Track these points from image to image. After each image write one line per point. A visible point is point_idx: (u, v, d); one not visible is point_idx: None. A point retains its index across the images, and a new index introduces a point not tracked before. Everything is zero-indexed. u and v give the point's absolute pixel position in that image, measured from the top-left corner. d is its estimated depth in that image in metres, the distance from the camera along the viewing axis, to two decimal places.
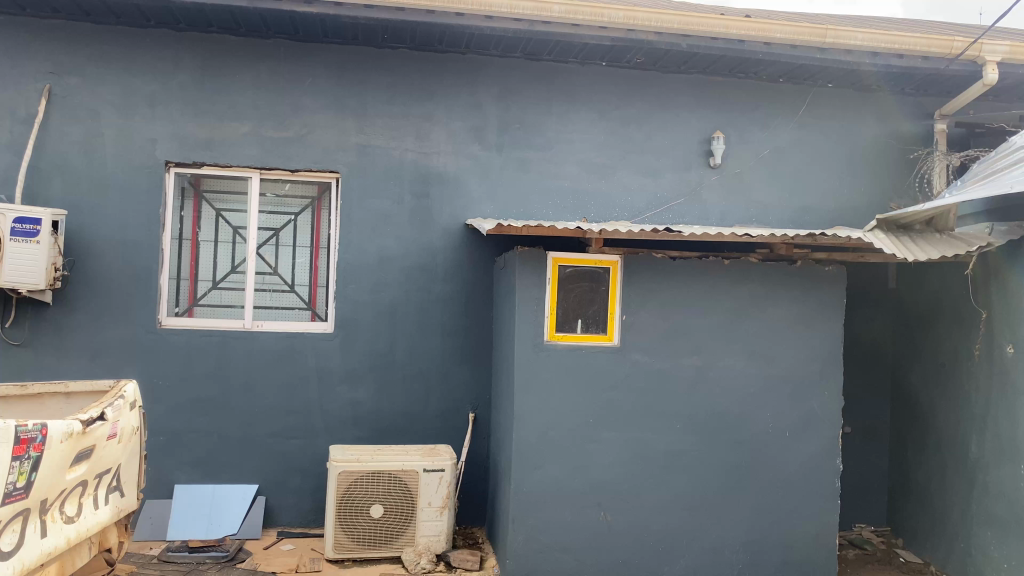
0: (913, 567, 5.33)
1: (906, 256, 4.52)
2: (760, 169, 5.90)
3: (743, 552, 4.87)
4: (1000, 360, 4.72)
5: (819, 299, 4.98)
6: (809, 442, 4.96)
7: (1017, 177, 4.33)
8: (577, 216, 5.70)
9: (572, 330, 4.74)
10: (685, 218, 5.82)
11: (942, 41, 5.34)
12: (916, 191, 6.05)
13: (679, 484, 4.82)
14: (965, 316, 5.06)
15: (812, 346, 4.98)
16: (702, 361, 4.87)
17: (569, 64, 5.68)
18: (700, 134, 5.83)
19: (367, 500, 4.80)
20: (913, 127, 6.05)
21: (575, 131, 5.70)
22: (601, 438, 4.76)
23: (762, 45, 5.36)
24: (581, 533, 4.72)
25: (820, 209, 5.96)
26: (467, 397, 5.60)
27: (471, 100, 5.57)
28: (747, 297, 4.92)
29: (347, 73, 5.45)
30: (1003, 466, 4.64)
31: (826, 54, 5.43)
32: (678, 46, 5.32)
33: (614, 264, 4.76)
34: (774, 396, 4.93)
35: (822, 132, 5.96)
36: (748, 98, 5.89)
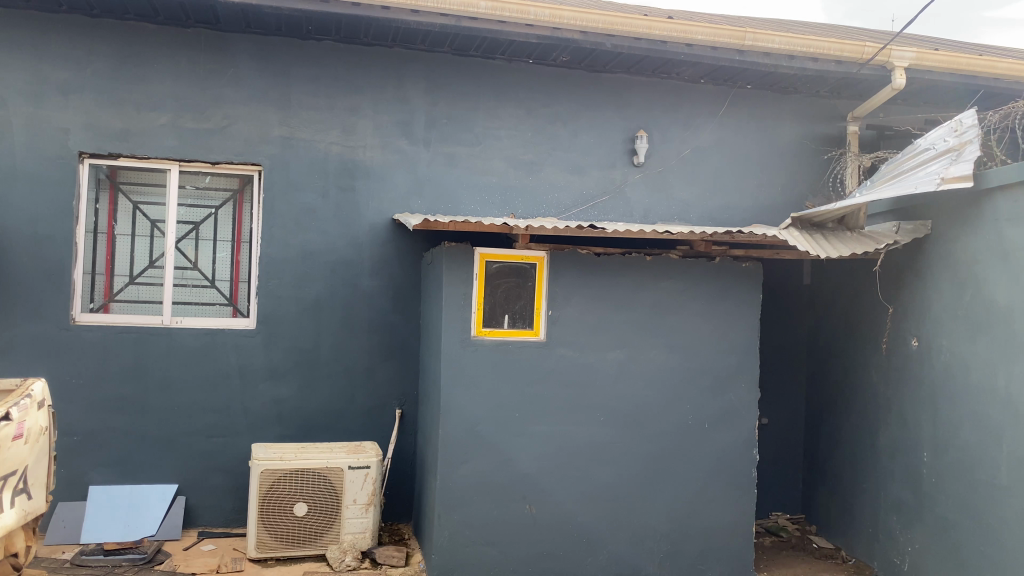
0: (825, 552, 5.54)
1: (819, 253, 4.66)
2: (682, 168, 6.03)
3: (663, 541, 4.98)
4: (905, 353, 4.91)
5: (738, 294, 5.13)
6: (727, 432, 5.10)
7: (922, 178, 4.50)
8: (504, 211, 5.73)
9: (498, 325, 4.77)
10: (610, 214, 5.92)
11: (854, 46, 5.55)
12: (830, 190, 6.27)
13: (603, 476, 4.90)
14: (873, 311, 5.28)
15: (731, 340, 5.12)
16: (626, 355, 4.96)
17: (496, 60, 5.69)
18: (624, 132, 5.93)
19: (291, 498, 4.74)
20: (828, 128, 6.27)
21: (501, 127, 5.72)
22: (527, 432, 4.80)
23: (683, 46, 5.48)
24: (506, 526, 4.76)
25: (740, 207, 6.13)
26: (394, 393, 5.58)
27: (397, 94, 5.54)
28: (670, 292, 5.03)
29: (271, 64, 5.36)
30: (907, 455, 4.85)
31: (744, 56, 5.58)
32: (602, 46, 5.39)
33: (540, 260, 4.81)
34: (694, 388, 5.06)
35: (741, 132, 6.13)
36: (671, 97, 6.01)
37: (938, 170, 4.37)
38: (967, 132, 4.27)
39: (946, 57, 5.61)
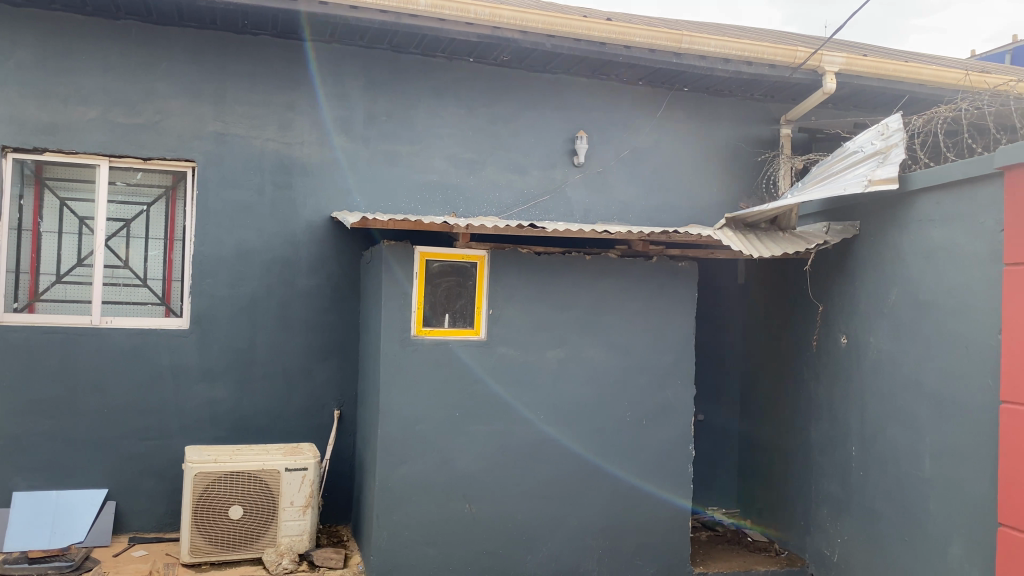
0: (759, 545, 5.67)
1: (752, 252, 4.76)
2: (621, 168, 6.10)
3: (603, 538, 5.03)
4: (834, 350, 5.05)
5: (675, 294, 5.21)
6: (664, 429, 5.17)
7: (850, 179, 4.64)
8: (445, 210, 5.71)
9: (438, 325, 4.75)
10: (551, 214, 5.95)
11: (786, 50, 5.68)
12: (764, 191, 6.42)
13: (543, 474, 4.92)
14: (805, 309, 5.42)
15: (668, 339, 5.20)
16: (565, 354, 4.99)
17: (436, 58, 5.67)
18: (564, 132, 5.97)
19: (225, 501, 4.65)
20: (762, 131, 6.40)
21: (442, 126, 5.70)
22: (467, 431, 4.79)
23: (622, 48, 5.54)
24: (445, 526, 4.75)
25: (678, 207, 6.23)
26: (332, 394, 5.53)
27: (336, 91, 5.48)
28: (608, 291, 5.08)
29: (205, 58, 5.24)
30: (836, 449, 4.99)
31: (681, 59, 5.67)
32: (542, 46, 5.41)
33: (481, 259, 4.81)
34: (632, 386, 5.12)
35: (679, 133, 6.23)
36: (610, 98, 6.07)
37: (866, 173, 4.50)
38: (893, 135, 4.41)
39: (873, 62, 5.80)
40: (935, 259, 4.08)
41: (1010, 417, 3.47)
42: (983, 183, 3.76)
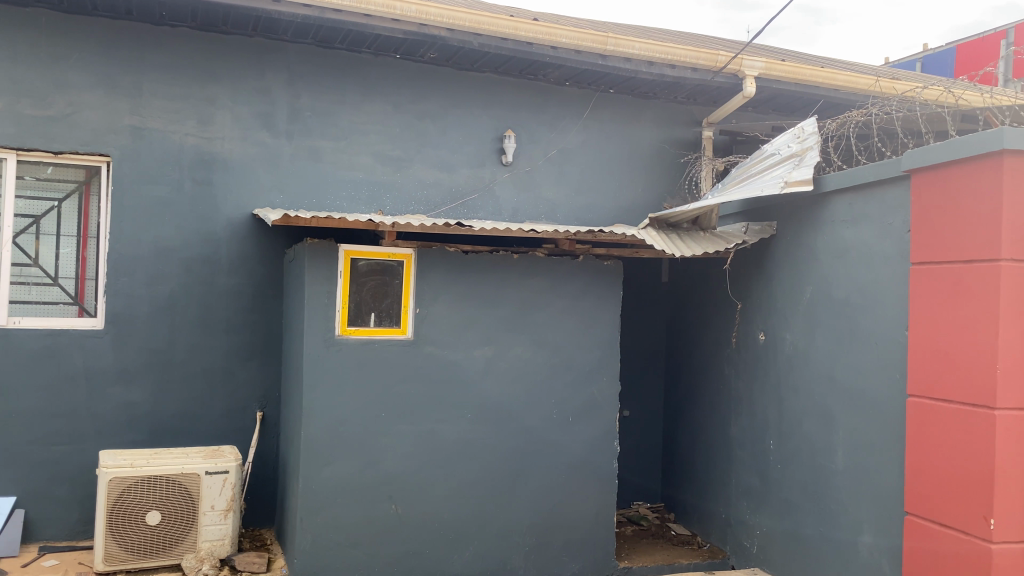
0: (682, 538, 5.83)
1: (676, 252, 4.84)
2: (548, 168, 6.14)
3: (529, 535, 5.06)
4: (753, 347, 5.19)
5: (601, 292, 5.27)
6: (591, 425, 5.23)
7: (768, 181, 4.77)
8: (371, 208, 5.66)
9: (364, 324, 4.70)
10: (479, 212, 5.95)
11: (708, 54, 5.80)
12: (686, 192, 6.55)
13: (470, 473, 4.92)
14: (725, 307, 5.56)
15: (594, 337, 5.26)
16: (492, 352, 5.00)
17: (362, 54, 5.61)
18: (490, 131, 5.97)
19: (143, 507, 4.50)
20: (685, 133, 6.53)
21: (368, 122, 5.64)
22: (393, 431, 4.76)
23: (549, 48, 5.58)
24: (371, 527, 4.70)
25: (603, 207, 6.30)
26: (255, 395, 5.42)
27: (258, 86, 5.37)
28: (535, 290, 5.10)
29: (120, 49, 5.06)
30: (755, 443, 5.13)
31: (607, 61, 5.74)
32: (469, 44, 5.40)
33: (408, 257, 4.77)
34: (559, 383, 5.16)
35: (605, 134, 6.30)
36: (537, 98, 6.11)
37: (782, 174, 4.63)
38: (808, 139, 4.55)
39: (791, 67, 5.97)
40: (847, 258, 4.22)
41: (915, 409, 3.61)
42: (891, 185, 3.91)
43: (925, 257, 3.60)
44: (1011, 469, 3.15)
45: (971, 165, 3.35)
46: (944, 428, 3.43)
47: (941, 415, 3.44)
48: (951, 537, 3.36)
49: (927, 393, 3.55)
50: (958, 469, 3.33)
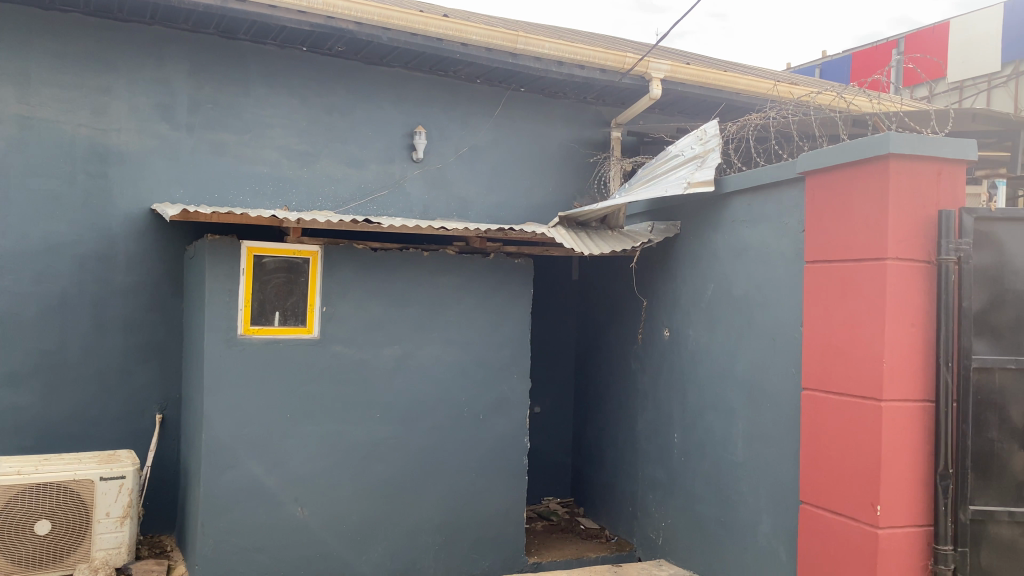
0: (591, 531, 5.96)
1: (585, 250, 4.88)
2: (459, 165, 6.12)
3: (439, 534, 5.04)
4: (658, 343, 5.30)
5: (511, 290, 5.29)
6: (500, 423, 5.25)
7: (672, 181, 4.87)
8: (277, 203, 5.52)
9: (268, 323, 4.59)
10: (389, 209, 5.89)
11: (616, 56, 5.90)
12: (595, 191, 6.63)
13: (379, 473, 4.87)
14: (633, 305, 5.68)
15: (504, 334, 5.28)
16: (401, 351, 4.96)
17: (266, 46, 5.46)
18: (400, 127, 5.92)
19: (31, 516, 4.26)
20: (594, 133, 6.61)
21: (273, 116, 5.50)
22: (299, 432, 4.66)
23: (459, 45, 5.56)
24: (276, 531, 4.60)
25: (514, 205, 6.32)
26: (154, 397, 5.22)
27: (156, 76, 5.17)
28: (444, 288, 5.09)
29: (6, 34, 4.78)
30: (660, 437, 5.25)
31: (517, 59, 5.76)
32: (378, 38, 5.33)
33: (314, 255, 4.68)
34: (469, 381, 5.16)
35: (515, 132, 6.32)
36: (447, 95, 6.08)
37: (686, 175, 4.74)
38: (710, 140, 4.67)
39: (695, 71, 6.12)
40: (746, 256, 4.36)
41: (811, 402, 3.75)
42: (787, 186, 4.05)
43: (819, 256, 3.74)
44: (896, 458, 3.27)
45: (861, 169, 3.49)
46: (836, 420, 3.56)
47: (834, 407, 3.58)
48: (842, 524, 3.49)
49: (821, 386, 3.69)
50: (849, 459, 3.46)
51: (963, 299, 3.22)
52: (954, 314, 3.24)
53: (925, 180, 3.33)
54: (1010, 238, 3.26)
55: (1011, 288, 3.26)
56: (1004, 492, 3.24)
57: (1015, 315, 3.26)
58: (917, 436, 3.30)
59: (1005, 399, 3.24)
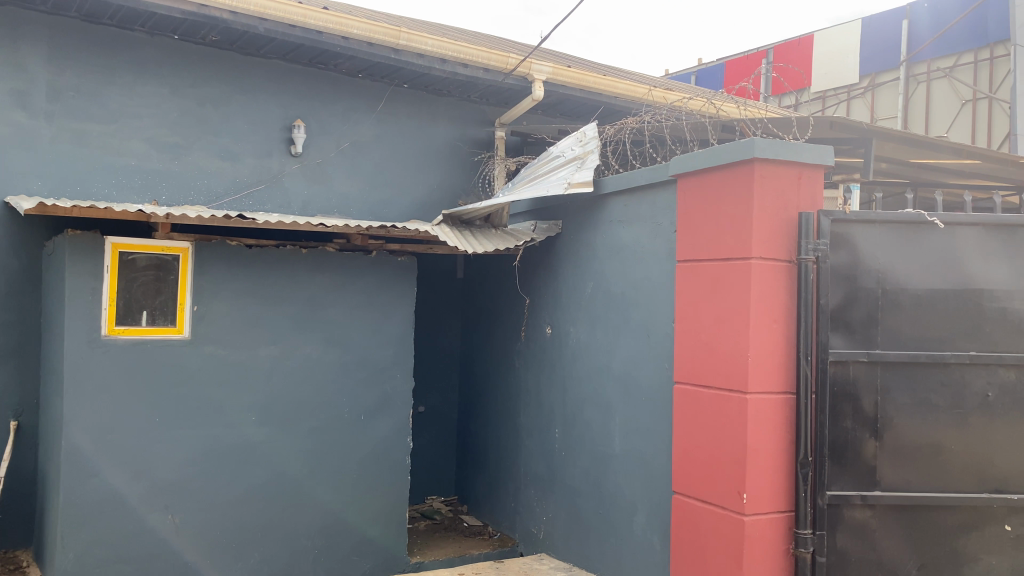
0: (474, 529, 5.99)
1: (468, 248, 4.87)
2: (339, 161, 6.01)
3: (318, 537, 4.94)
4: (541, 340, 5.37)
5: (393, 288, 5.24)
6: (383, 423, 5.19)
7: (554, 181, 4.93)
8: (145, 197, 5.27)
9: (135, 323, 4.38)
10: (266, 204, 5.72)
11: (499, 56, 5.94)
12: (479, 190, 6.64)
13: (255, 477, 4.73)
14: (516, 303, 5.74)
15: (386, 333, 5.22)
16: (279, 351, 4.83)
17: (134, 32, 5.20)
18: (278, 120, 5.76)
19: None
20: (478, 132, 6.63)
21: (141, 105, 5.24)
22: (169, 437, 4.47)
23: (339, 39, 5.45)
24: (144, 540, 4.40)
25: (397, 202, 6.27)
26: (9, 403, 4.88)
27: (11, 60, 4.83)
28: (324, 287, 4.99)
29: None
30: (542, 434, 5.32)
31: (400, 55, 5.71)
32: (254, 29, 5.15)
33: (185, 252, 4.49)
34: (349, 381, 5.08)
35: (398, 129, 6.27)
36: (328, 90, 5.96)
37: (566, 175, 4.81)
38: (589, 142, 4.76)
39: (575, 74, 6.25)
40: (624, 255, 4.47)
41: (683, 396, 3.89)
42: (661, 188, 4.18)
43: (690, 255, 3.88)
44: (760, 448, 3.44)
45: (729, 172, 3.64)
46: (706, 413, 3.71)
47: (704, 400, 3.72)
48: (711, 512, 3.64)
49: (692, 380, 3.83)
50: (717, 450, 3.61)
51: (819, 297, 3.41)
52: (813, 310, 3.43)
53: (786, 184, 3.51)
54: (862, 239, 3.46)
55: (863, 285, 3.45)
56: (856, 478, 3.42)
57: (866, 310, 3.45)
58: (779, 427, 3.47)
59: (858, 389, 3.43)
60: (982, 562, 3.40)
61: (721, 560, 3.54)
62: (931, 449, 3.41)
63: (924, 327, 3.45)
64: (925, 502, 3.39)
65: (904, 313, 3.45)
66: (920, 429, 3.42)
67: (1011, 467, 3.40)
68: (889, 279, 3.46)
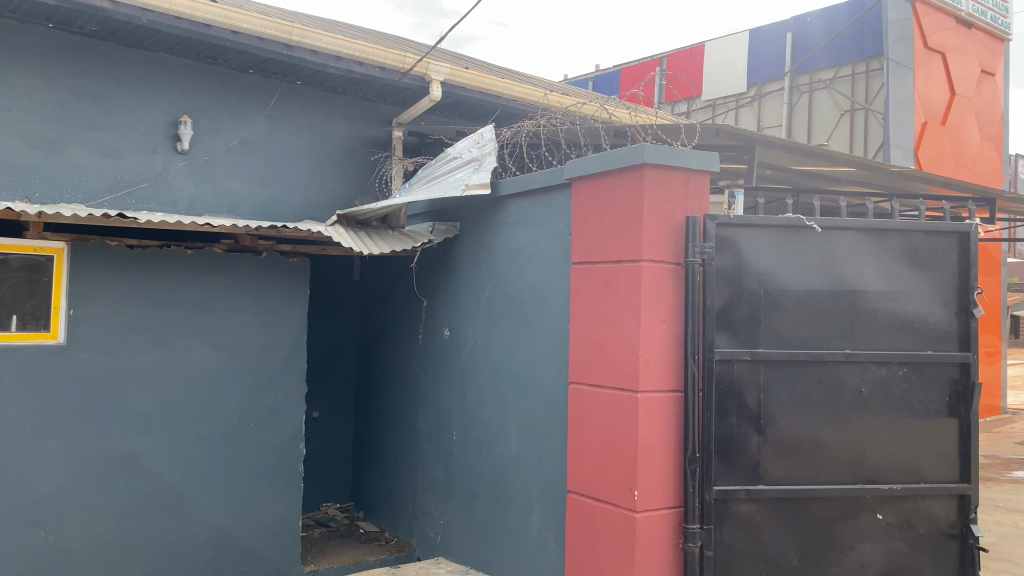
0: (370, 535, 5.93)
1: (364, 250, 4.79)
2: (229, 159, 5.82)
3: (207, 549, 4.77)
4: (438, 343, 5.35)
5: (286, 290, 5.11)
6: (275, 429, 5.05)
7: (451, 182, 4.91)
8: (16, 195, 4.95)
9: (4, 328, 4.10)
10: (150, 203, 5.49)
11: (396, 55, 5.89)
12: (376, 190, 6.55)
13: (138, 488, 4.53)
14: (413, 305, 5.70)
15: (278, 337, 5.08)
16: (164, 357, 4.64)
17: (5, 19, 4.88)
18: (163, 115, 5.53)
19: None
20: (374, 131, 6.55)
21: (12, 97, 4.93)
22: (43, 449, 4.22)
23: (229, 33, 5.27)
24: (14, 560, 4.13)
25: (290, 202, 6.12)
26: None
27: None
28: (212, 289, 4.82)
29: None
30: (439, 436, 5.30)
31: (292, 51, 5.57)
32: (137, 20, 4.93)
33: (59, 252, 4.27)
34: (240, 387, 4.92)
35: (291, 127, 6.12)
36: (217, 85, 5.76)
37: (463, 177, 4.80)
38: (487, 144, 4.78)
39: (473, 76, 6.25)
40: (520, 257, 4.51)
41: (577, 396, 3.95)
42: (556, 191, 4.23)
43: (584, 257, 3.94)
44: (651, 445, 3.52)
45: (620, 176, 3.71)
46: (600, 412, 3.77)
47: (597, 399, 3.78)
48: (604, 510, 3.70)
49: (586, 380, 3.89)
50: (610, 448, 3.68)
51: (706, 298, 3.53)
52: (700, 311, 3.54)
53: (674, 188, 3.61)
54: (746, 243, 3.59)
55: (746, 287, 3.58)
56: (742, 472, 3.54)
57: (749, 310, 3.57)
58: (668, 423, 3.57)
59: (742, 387, 3.55)
60: (857, 549, 3.59)
61: (614, 557, 3.60)
62: (810, 444, 3.57)
63: (803, 327, 3.60)
64: (805, 494, 3.54)
65: (785, 313, 3.60)
66: (801, 424, 3.57)
67: (882, 459, 3.60)
68: (771, 281, 3.60)
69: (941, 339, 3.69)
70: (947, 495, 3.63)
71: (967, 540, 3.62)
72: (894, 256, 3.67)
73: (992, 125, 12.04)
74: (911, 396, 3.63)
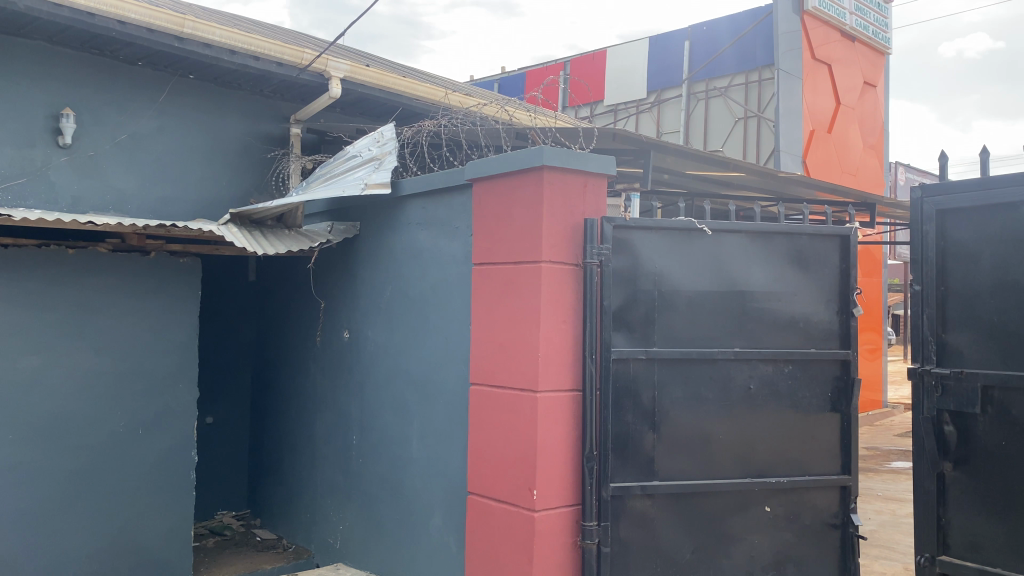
0: (266, 543, 5.78)
1: (258, 249, 4.66)
2: (116, 154, 5.57)
3: (90, 563, 4.53)
4: (337, 345, 5.25)
5: (177, 292, 4.92)
6: (165, 436, 4.86)
7: (350, 181, 4.83)
8: None
9: None
10: (28, 200, 5.19)
11: (293, 50, 5.76)
12: (273, 189, 6.39)
13: (14, 501, 4.27)
14: (312, 307, 5.58)
15: (168, 341, 4.89)
16: (44, 362, 4.40)
17: None
18: (42, 108, 5.24)
19: None
20: (272, 128, 6.38)
21: None
22: None
23: (115, 22, 5.04)
24: None
25: (182, 200, 5.91)
26: None
27: None
28: (96, 291, 4.60)
29: None
30: (339, 440, 5.21)
31: (184, 44, 5.36)
32: (13, 6, 4.64)
33: None
34: (127, 393, 4.71)
35: (183, 122, 5.91)
36: (102, 77, 5.50)
37: (363, 176, 4.73)
38: (387, 144, 4.75)
39: (375, 73, 6.18)
40: (421, 258, 4.47)
41: (478, 396, 3.95)
42: (457, 191, 4.22)
43: (485, 258, 3.94)
44: (550, 444, 3.56)
45: (521, 178, 3.73)
46: (500, 413, 3.78)
47: (498, 399, 3.79)
48: (504, 510, 3.71)
49: (487, 381, 3.89)
50: (509, 449, 3.70)
51: (603, 298, 3.58)
52: (597, 311, 3.59)
53: (573, 190, 3.66)
54: (641, 244, 3.66)
55: (641, 287, 3.65)
56: (638, 469, 3.61)
57: (644, 311, 3.65)
58: (566, 423, 3.61)
59: (637, 385, 3.63)
60: (747, 541, 3.72)
61: (513, 556, 3.63)
62: (702, 440, 3.68)
63: (696, 326, 3.71)
64: (697, 489, 3.64)
65: (679, 313, 3.70)
66: (694, 421, 3.67)
67: (769, 453, 3.75)
68: (665, 281, 3.69)
69: (825, 337, 3.86)
70: (829, 487, 3.80)
71: (848, 528, 3.80)
72: (780, 258, 3.82)
73: (873, 134, 12.71)
74: (797, 392, 3.79)
